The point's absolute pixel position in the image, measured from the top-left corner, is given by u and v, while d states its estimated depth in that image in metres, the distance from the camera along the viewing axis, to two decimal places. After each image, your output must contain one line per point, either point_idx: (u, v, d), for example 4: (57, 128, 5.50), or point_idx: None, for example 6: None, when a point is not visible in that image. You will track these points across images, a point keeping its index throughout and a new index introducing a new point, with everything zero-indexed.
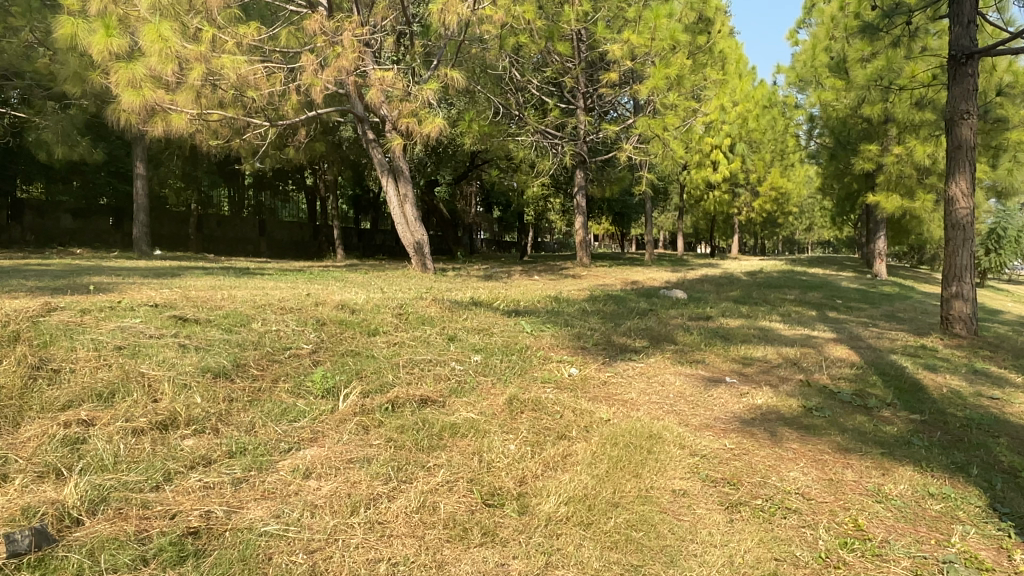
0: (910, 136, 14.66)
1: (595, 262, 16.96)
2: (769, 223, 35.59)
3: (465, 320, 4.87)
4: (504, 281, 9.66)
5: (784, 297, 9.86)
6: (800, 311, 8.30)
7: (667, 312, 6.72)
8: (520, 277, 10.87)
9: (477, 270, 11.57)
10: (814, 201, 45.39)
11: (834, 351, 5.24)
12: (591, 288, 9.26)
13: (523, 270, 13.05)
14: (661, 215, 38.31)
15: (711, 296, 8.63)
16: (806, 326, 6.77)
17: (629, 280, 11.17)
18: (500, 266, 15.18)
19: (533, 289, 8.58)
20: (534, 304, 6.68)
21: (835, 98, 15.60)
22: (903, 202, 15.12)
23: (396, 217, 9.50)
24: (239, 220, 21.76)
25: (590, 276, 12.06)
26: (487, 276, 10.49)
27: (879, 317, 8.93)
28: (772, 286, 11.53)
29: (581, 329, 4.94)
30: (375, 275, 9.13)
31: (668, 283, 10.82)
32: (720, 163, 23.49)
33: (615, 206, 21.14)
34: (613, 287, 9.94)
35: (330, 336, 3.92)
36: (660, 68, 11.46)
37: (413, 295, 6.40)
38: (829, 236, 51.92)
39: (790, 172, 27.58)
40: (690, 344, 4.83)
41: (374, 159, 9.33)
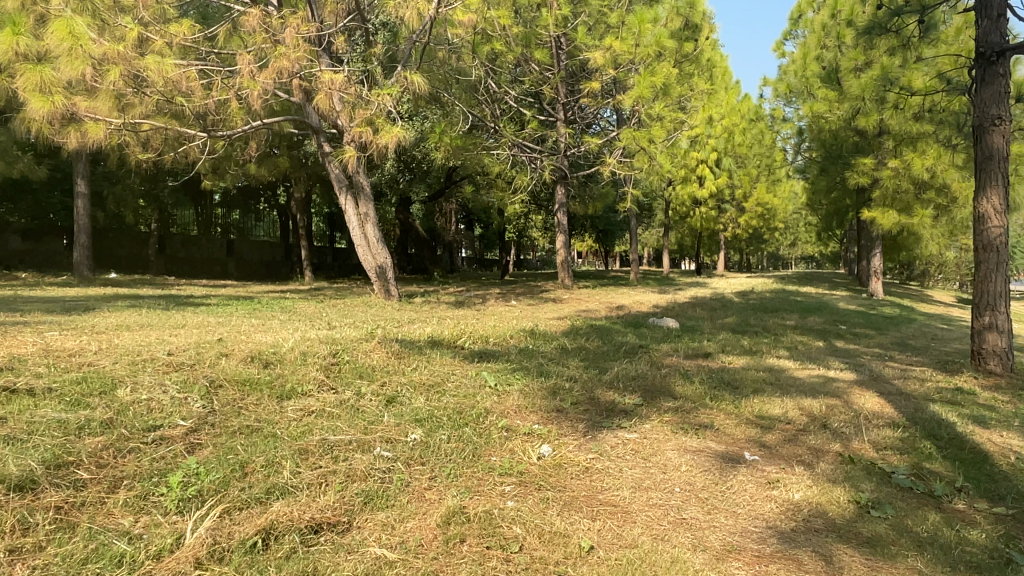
0: (907, 149, 13.95)
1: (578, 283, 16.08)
2: (756, 240, 35.01)
3: (411, 370, 3.92)
4: (477, 309, 8.71)
5: (784, 324, 9.01)
6: (805, 341, 7.42)
7: (658, 349, 5.83)
8: (494, 303, 9.96)
9: (450, 295, 10.64)
10: (800, 216, 44.89)
11: (862, 402, 4.35)
12: (573, 317, 8.36)
13: (501, 294, 12.16)
14: (645, 231, 37.63)
15: (706, 326, 7.75)
16: (817, 363, 5.89)
17: (615, 305, 10.31)
18: (477, 289, 14.28)
19: (507, 320, 7.65)
20: (505, 340, 5.77)
21: (828, 109, 14.90)
22: (900, 218, 14.37)
23: (356, 238, 8.53)
24: (204, 239, 20.54)
25: (572, 300, 11.19)
26: (459, 302, 9.53)
27: (891, 346, 8.07)
28: (769, 310, 10.68)
29: (558, 378, 4.03)
30: (331, 304, 8.15)
31: (657, 308, 9.98)
32: (706, 179, 22.80)
33: (599, 223, 20.34)
34: (597, 314, 9.04)
35: (219, 406, 2.96)
36: (644, 77, 10.64)
37: (365, 332, 5.48)
38: (814, 252, 51.61)
39: (777, 187, 26.93)
40: (689, 397, 3.93)
41: (331, 174, 8.41)
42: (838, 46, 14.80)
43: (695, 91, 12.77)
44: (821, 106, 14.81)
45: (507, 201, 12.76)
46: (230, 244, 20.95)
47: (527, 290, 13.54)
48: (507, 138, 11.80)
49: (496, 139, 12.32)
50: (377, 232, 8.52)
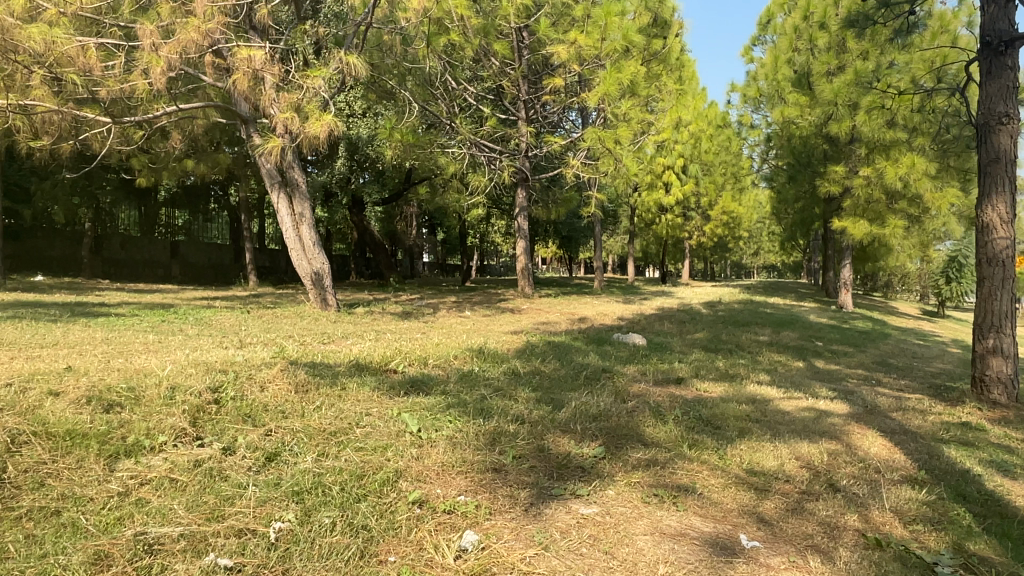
0: (879, 157, 13.51)
1: (539, 291, 15.33)
2: (720, 248, 34.80)
3: (313, 408, 3.10)
4: (425, 322, 7.87)
5: (757, 340, 8.37)
6: (783, 361, 6.74)
7: (623, 373, 5.07)
8: (446, 314, 9.14)
9: (399, 304, 9.79)
10: (763, 225, 44.94)
11: (866, 446, 3.62)
12: (529, 331, 7.58)
13: (456, 303, 11.36)
14: (610, 238, 37.13)
15: (674, 343, 7.03)
16: (802, 390, 5.19)
17: (577, 317, 9.57)
18: (432, 296, 13.42)
19: (455, 335, 6.84)
20: (448, 363, 4.96)
21: (799, 115, 14.42)
22: (871, 228, 13.90)
23: (289, 241, 7.60)
24: (146, 240, 19.57)
25: (531, 311, 10.42)
26: (407, 313, 8.66)
27: (872, 366, 7.44)
28: (740, 323, 10.06)
29: (500, 419, 3.23)
30: (257, 315, 7.23)
31: (621, 321, 9.27)
32: (672, 185, 22.29)
33: (562, 230, 19.64)
34: (557, 327, 8.30)
35: (10, 476, 2.15)
36: (610, 72, 9.94)
37: (281, 352, 4.63)
38: (776, 261, 51.92)
39: (741, 196, 26.62)
40: (662, 444, 3.16)
41: (262, 169, 7.53)
42: (810, 49, 14.33)
43: (664, 91, 12.15)
44: (793, 111, 14.33)
45: (462, 204, 11.97)
46: (174, 245, 20.00)
47: (484, 298, 12.74)
48: (464, 136, 11.02)
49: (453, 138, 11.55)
50: (314, 234, 7.62)
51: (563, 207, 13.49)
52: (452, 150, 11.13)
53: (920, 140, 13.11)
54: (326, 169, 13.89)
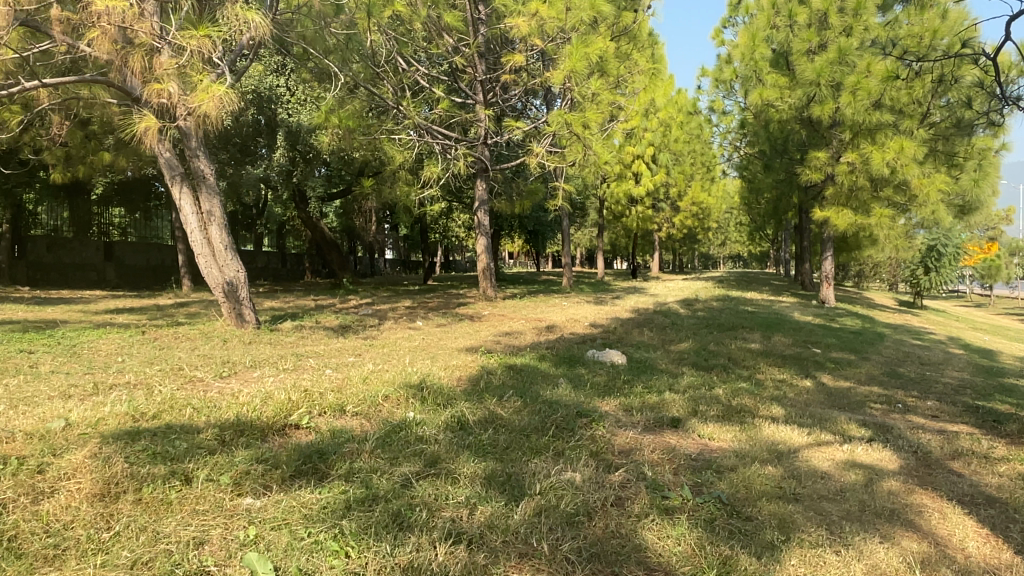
0: (863, 141, 12.61)
1: (502, 291, 14.17)
2: (689, 240, 33.96)
3: (105, 545, 1.89)
4: (364, 338, 6.66)
5: (749, 350, 7.32)
6: (788, 380, 5.65)
7: (601, 414, 3.93)
8: (392, 325, 7.92)
9: (341, 314, 8.57)
10: (731, 216, 44.27)
11: (956, 538, 2.54)
12: (487, 348, 6.42)
13: (408, 308, 10.13)
14: (578, 231, 36.06)
15: (660, 360, 5.92)
16: (827, 428, 4.12)
17: (543, 325, 8.44)
18: (384, 300, 12.19)
19: (397, 358, 5.65)
20: (376, 409, 3.76)
21: (779, 97, 13.37)
22: (856, 218, 13.00)
23: (195, 245, 6.31)
24: (77, 240, 17.71)
25: (492, 317, 9.25)
26: (345, 326, 7.41)
27: (885, 380, 6.40)
28: (725, 326, 9.01)
29: (421, 536, 2.05)
30: (153, 336, 5.93)
31: (594, 329, 8.15)
32: (642, 175, 21.27)
33: (527, 224, 18.49)
34: (522, 340, 7.13)
35: None
36: (577, 47, 8.82)
37: (137, 408, 3.36)
38: (743, 251, 51.36)
39: (711, 186, 25.76)
40: (674, 573, 2.02)
41: (159, 158, 6.24)
42: (789, 26, 13.32)
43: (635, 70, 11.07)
44: (773, 92, 13.23)
45: (414, 196, 10.29)
46: (108, 246, 18.20)
47: (441, 302, 11.50)
48: (413, 120, 9.80)
49: (402, 123, 10.31)
50: (224, 236, 6.35)
51: (527, 199, 12.31)
52: (398, 137, 9.72)
53: (907, 123, 12.24)
54: (263, 162, 12.54)
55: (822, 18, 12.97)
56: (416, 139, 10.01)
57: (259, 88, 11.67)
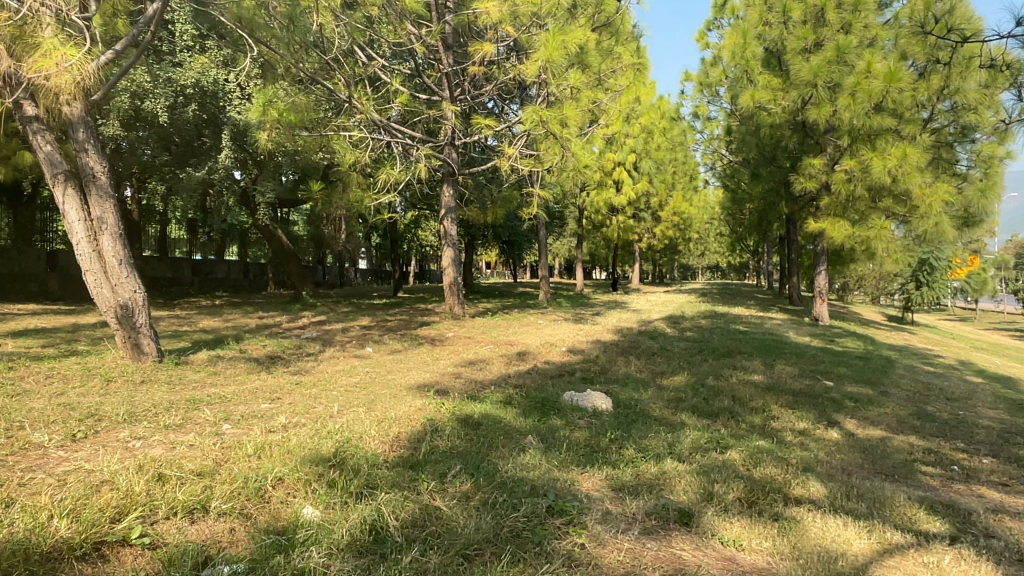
0: (863, 148, 11.69)
1: (472, 308, 13.01)
2: (670, 251, 32.94)
3: None
4: (293, 373, 5.49)
5: (754, 385, 6.23)
6: (810, 431, 4.57)
7: (581, 504, 2.79)
8: (335, 352, 6.75)
9: (278, 338, 7.37)
10: (711, 226, 43.49)
11: None
12: (441, 388, 5.27)
13: (363, 329, 8.95)
14: (556, 240, 35.13)
15: (653, 405, 4.81)
16: (888, 519, 3.01)
17: (513, 351, 7.32)
18: (341, 318, 10.98)
19: (325, 405, 4.50)
20: (258, 504, 2.62)
21: (771, 99, 12.37)
22: (854, 230, 12.07)
23: (81, 259, 5.09)
24: (16, 249, 15.92)
25: (456, 341, 8.09)
26: (275, 355, 6.20)
27: (919, 425, 5.35)
28: (721, 353, 7.93)
29: None
30: (17, 376, 4.69)
31: (572, 356, 7.05)
32: (623, 183, 20.19)
33: (502, 233, 17.39)
34: (486, 374, 5.98)
35: None
36: (554, 34, 7.76)
37: None
38: (721, 261, 50.51)
39: (692, 195, 24.84)
40: None
41: (38, 150, 5.01)
42: (783, 23, 12.39)
43: (619, 65, 10.03)
44: (765, 94, 12.27)
45: (371, 202, 9.08)
46: (52, 254, 16.61)
47: (402, 321, 10.31)
48: (367, 116, 8.63)
49: (356, 121, 9.15)
50: (119, 248, 5.16)
51: (500, 207, 11.20)
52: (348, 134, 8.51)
53: (909, 128, 11.34)
54: (205, 163, 11.33)
55: (818, 15, 12.06)
56: (371, 138, 8.87)
57: (201, 81, 10.54)
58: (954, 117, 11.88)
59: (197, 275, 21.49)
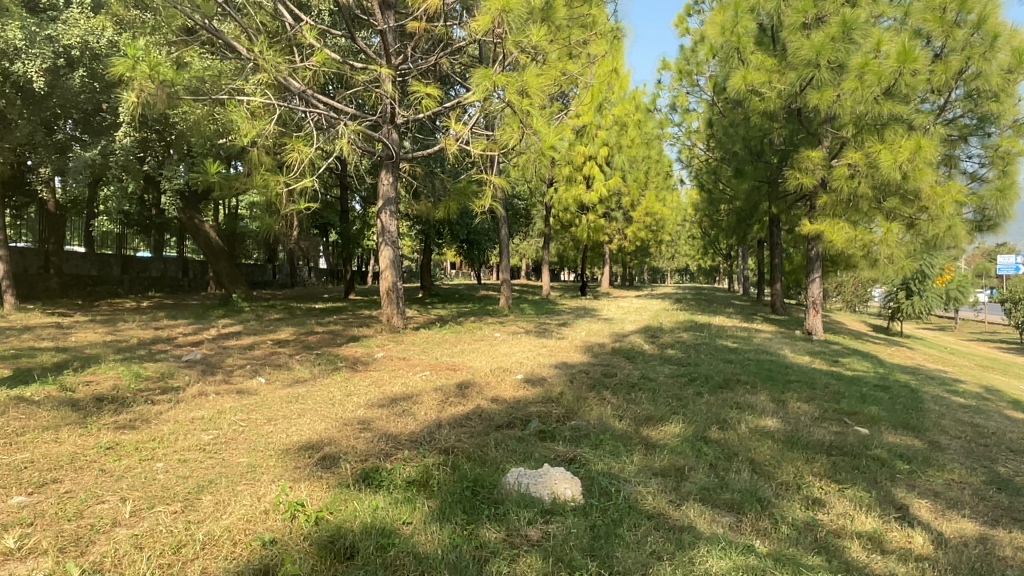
0: (869, 139, 10.24)
1: (419, 317, 11.27)
2: (641, 253, 31.48)
3: None
4: (115, 428, 3.73)
5: (771, 437, 4.62)
6: (881, 537, 2.99)
7: None
8: (210, 384, 4.99)
9: (141, 363, 5.58)
10: (681, 230, 42.13)
11: None
12: (331, 456, 3.55)
13: (272, 347, 7.15)
14: (522, 241, 33.57)
15: (642, 490, 3.16)
16: None
17: (452, 382, 5.64)
18: (258, 329, 9.17)
19: (116, 501, 2.75)
20: None
21: (765, 82, 10.90)
22: (855, 233, 10.63)
23: None
24: None
25: (384, 366, 6.37)
26: (107, 391, 4.39)
27: (1013, 506, 3.78)
28: (716, 383, 6.35)
29: None
30: None
31: (529, 390, 5.38)
32: (595, 179, 18.40)
33: (459, 230, 15.72)
34: (404, 423, 4.28)
35: None
36: None
37: None
38: (690, 264, 49.28)
39: (664, 194, 23.46)
40: None
41: None
42: None
43: (594, 32, 8.43)
44: (758, 76, 10.75)
45: (278, 186, 6.87)
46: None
47: (330, 334, 8.55)
48: (268, 73, 6.67)
49: (261, 85, 7.26)
50: None
51: (452, 201, 9.48)
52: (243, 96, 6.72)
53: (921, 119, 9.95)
54: (98, 143, 9.48)
55: None
56: (279, 104, 7.01)
57: (90, 43, 8.70)
58: (970, 107, 10.66)
59: (127, 273, 19.65)
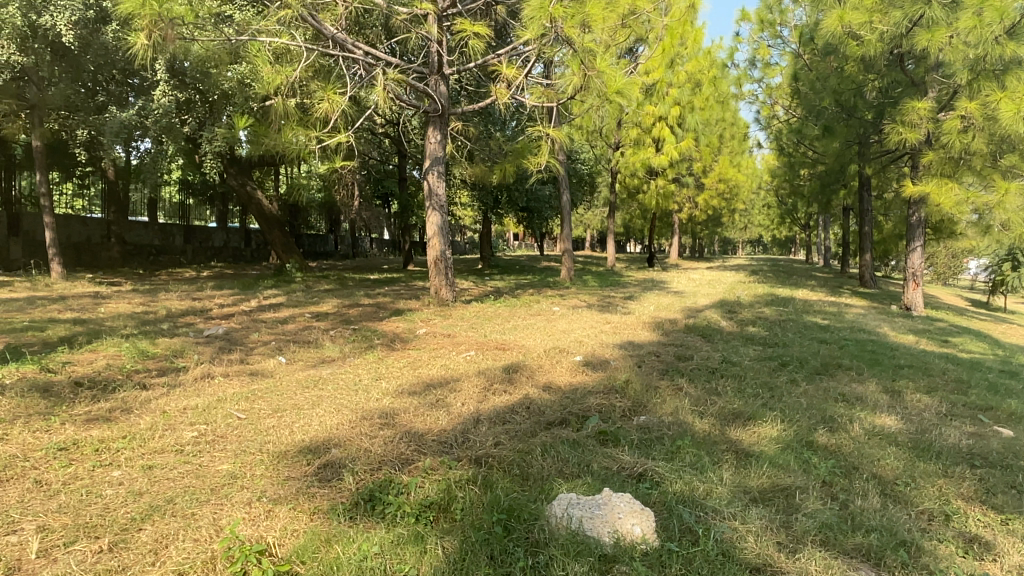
0: (987, 86, 8.87)
1: (476, 289, 10.51)
2: (713, 223, 29.96)
3: None
4: (86, 421, 3.08)
5: (895, 443, 3.66)
6: None
7: None
8: (220, 365, 4.33)
9: (154, 338, 4.98)
10: (756, 198, 40.07)
11: None
12: (334, 463, 2.80)
13: (308, 322, 6.49)
14: (587, 211, 32.51)
15: (739, 529, 2.30)
16: None
17: (499, 365, 4.84)
18: (302, 301, 8.58)
19: (32, 532, 2.06)
20: None
21: (864, 23, 9.60)
22: (968, 195, 9.28)
23: None
24: None
25: (427, 344, 5.63)
26: (95, 374, 3.73)
27: None
28: (812, 369, 5.38)
29: None
30: None
31: (589, 377, 4.54)
32: (665, 141, 17.07)
33: (520, 197, 14.85)
34: (437, 419, 3.52)
35: None
36: None
37: None
38: (764, 235, 47.05)
39: (739, 159, 21.99)
40: None
41: None
42: None
43: None
44: (856, 15, 9.44)
45: (311, 141, 6.22)
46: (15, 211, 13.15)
47: (376, 307, 7.89)
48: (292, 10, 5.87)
49: (290, 27, 6.50)
50: None
51: (508, 161, 8.61)
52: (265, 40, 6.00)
53: None
54: (136, 103, 9.05)
55: None
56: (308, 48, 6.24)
57: None
58: None
59: (190, 243, 19.63)
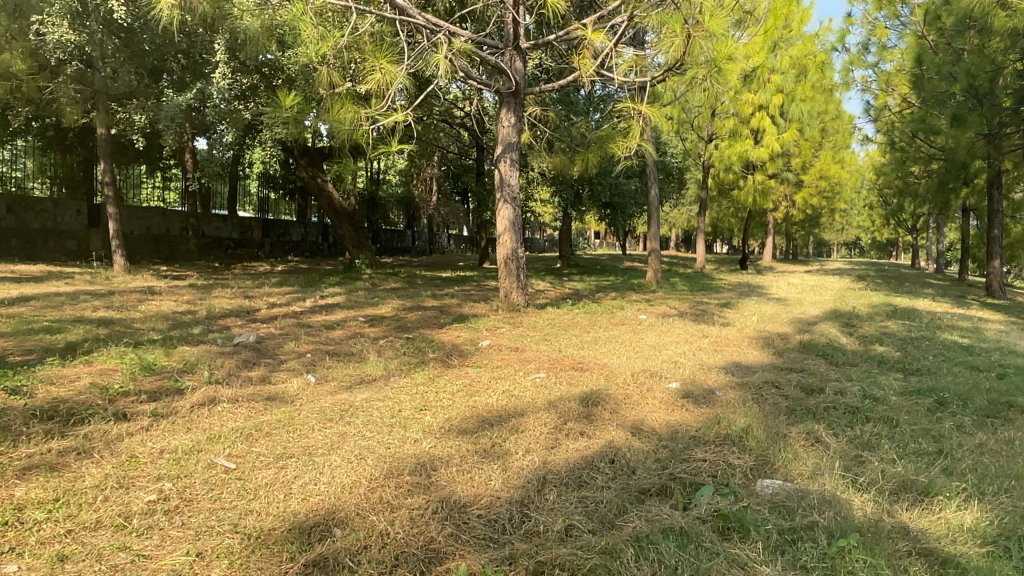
0: None
1: (553, 293, 9.52)
2: (812, 224, 27.96)
3: None
4: (19, 470, 2.30)
5: None
6: None
7: None
8: (233, 387, 3.53)
9: (171, 347, 4.26)
10: (857, 198, 37.45)
11: None
12: (328, 561, 1.91)
13: (357, 328, 5.68)
14: (674, 209, 30.99)
15: None
16: None
17: (576, 395, 3.86)
18: (362, 302, 7.82)
19: None
20: None
21: None
22: None
23: None
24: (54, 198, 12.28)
25: (490, 361, 4.70)
26: (65, 399, 2.96)
27: None
28: (983, 411, 4.14)
29: None
30: None
31: (691, 418, 3.48)
32: (765, 132, 15.63)
33: (602, 192, 13.77)
34: (491, 478, 2.58)
35: None
36: None
37: None
38: (864, 237, 44.06)
39: (844, 154, 20.16)
40: None
41: None
42: None
43: None
44: None
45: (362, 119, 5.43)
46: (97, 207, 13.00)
47: (440, 311, 7.03)
48: None
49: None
50: None
51: (590, 148, 7.61)
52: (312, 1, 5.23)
53: None
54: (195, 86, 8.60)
55: None
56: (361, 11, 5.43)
57: None
58: None
59: (268, 236, 19.41)
